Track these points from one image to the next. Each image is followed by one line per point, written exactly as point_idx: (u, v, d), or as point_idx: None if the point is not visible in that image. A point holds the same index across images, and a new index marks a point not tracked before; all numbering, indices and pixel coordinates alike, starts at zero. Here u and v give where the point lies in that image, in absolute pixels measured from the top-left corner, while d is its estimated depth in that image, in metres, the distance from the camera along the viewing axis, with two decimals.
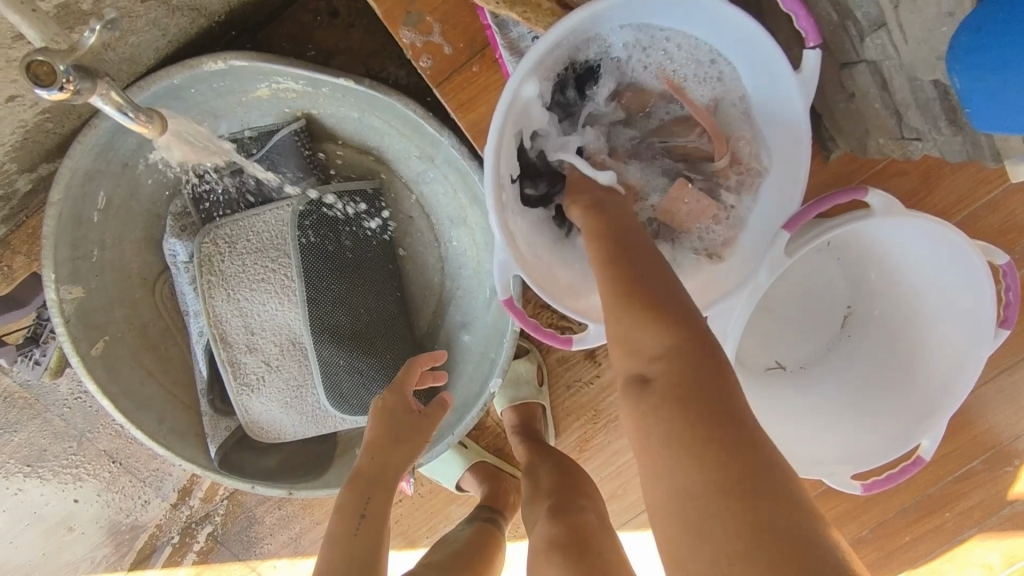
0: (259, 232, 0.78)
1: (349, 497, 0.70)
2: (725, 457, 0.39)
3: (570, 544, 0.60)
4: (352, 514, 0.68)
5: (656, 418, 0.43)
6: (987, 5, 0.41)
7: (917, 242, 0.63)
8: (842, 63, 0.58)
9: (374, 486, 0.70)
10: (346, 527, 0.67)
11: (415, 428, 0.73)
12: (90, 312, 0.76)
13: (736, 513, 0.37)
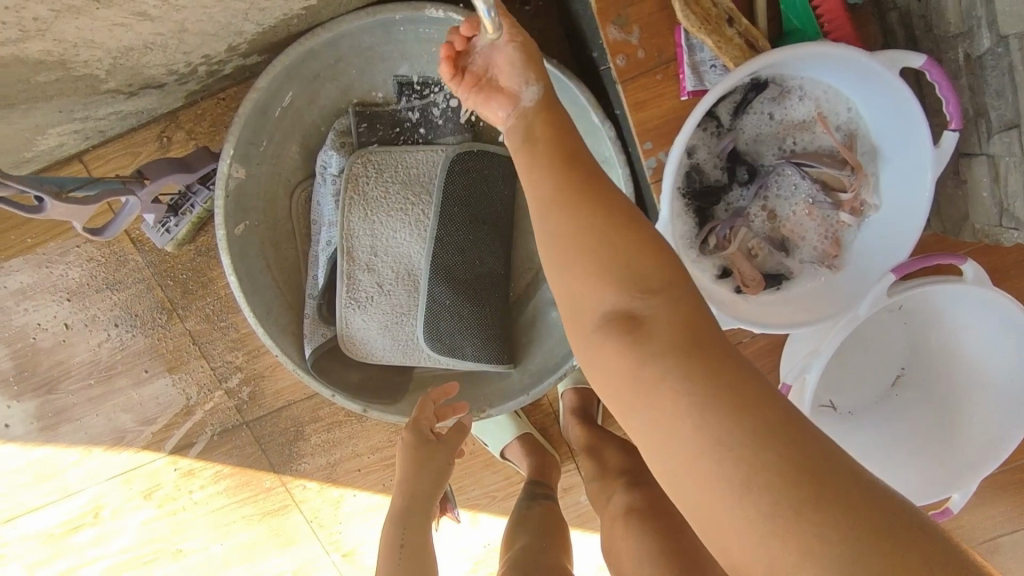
0: (407, 168, 0.87)
1: (388, 532, 0.77)
2: (762, 406, 0.42)
3: (651, 518, 0.68)
4: (392, 548, 0.76)
5: (667, 370, 0.44)
6: None
7: (984, 321, 0.73)
8: (963, 152, 0.69)
9: (410, 528, 0.77)
10: (392, 564, 0.75)
11: (432, 461, 0.79)
12: (243, 196, 0.83)
13: (787, 454, 0.40)
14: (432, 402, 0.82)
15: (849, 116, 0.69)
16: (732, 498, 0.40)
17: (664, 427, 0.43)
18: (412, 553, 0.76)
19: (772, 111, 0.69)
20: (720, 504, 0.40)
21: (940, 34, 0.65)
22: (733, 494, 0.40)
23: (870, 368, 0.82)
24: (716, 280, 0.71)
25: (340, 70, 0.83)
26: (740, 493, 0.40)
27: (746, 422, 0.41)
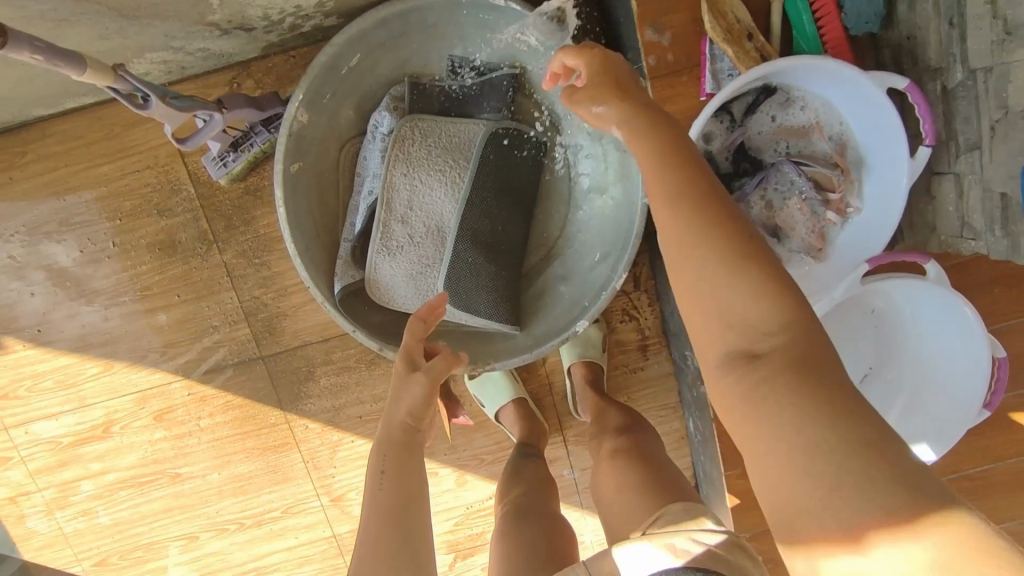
0: (450, 136, 0.97)
1: (373, 465, 0.68)
2: (821, 379, 0.46)
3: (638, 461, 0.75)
4: (378, 477, 0.67)
5: (739, 340, 0.50)
6: None
7: (937, 318, 0.84)
8: (935, 172, 0.81)
9: (393, 455, 0.69)
10: (375, 498, 0.66)
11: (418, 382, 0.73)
12: (302, 140, 0.92)
13: (838, 422, 0.44)
14: (421, 321, 0.75)
15: (841, 129, 0.80)
16: (828, 507, 0.43)
17: (767, 438, 0.47)
18: (394, 476, 0.67)
19: (775, 116, 0.81)
20: (778, 465, 0.46)
21: (923, 68, 0.78)
22: (785, 450, 0.46)
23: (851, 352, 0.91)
24: None
25: (404, 42, 0.94)
26: (793, 452, 0.45)
27: (842, 433, 0.44)
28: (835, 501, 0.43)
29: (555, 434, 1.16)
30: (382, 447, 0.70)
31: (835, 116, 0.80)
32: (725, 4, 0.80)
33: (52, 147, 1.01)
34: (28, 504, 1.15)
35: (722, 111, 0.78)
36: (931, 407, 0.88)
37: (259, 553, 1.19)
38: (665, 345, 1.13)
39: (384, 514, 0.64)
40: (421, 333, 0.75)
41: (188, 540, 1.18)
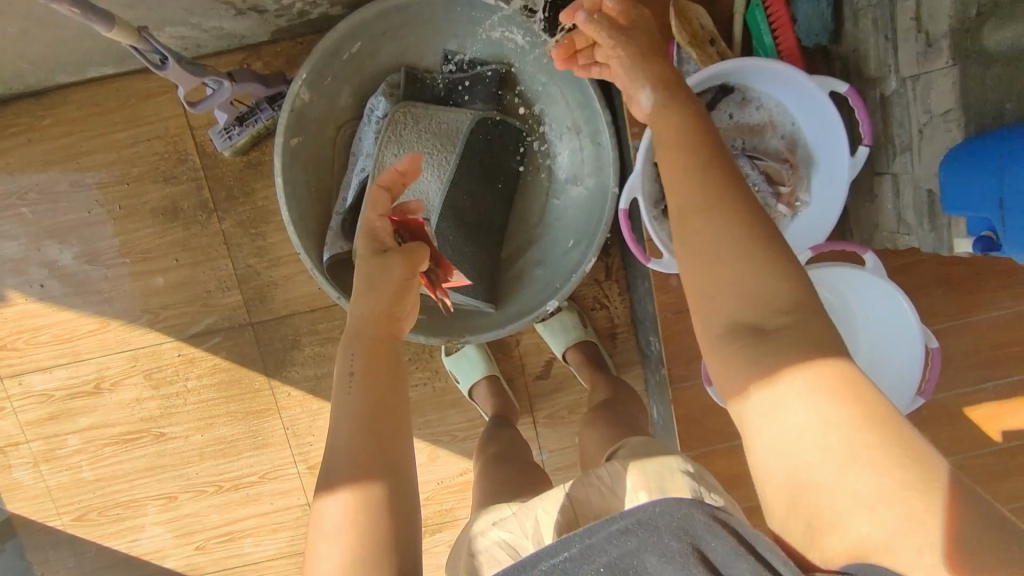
0: (439, 122, 1.05)
1: (345, 364, 0.67)
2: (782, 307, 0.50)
3: None
4: (354, 375, 0.66)
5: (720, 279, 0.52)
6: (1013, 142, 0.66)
7: (879, 310, 0.89)
8: (876, 173, 0.89)
9: (364, 350, 0.68)
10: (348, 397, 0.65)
11: (388, 269, 0.74)
12: (303, 116, 1.00)
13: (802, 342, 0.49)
14: (385, 190, 0.77)
15: (792, 129, 0.89)
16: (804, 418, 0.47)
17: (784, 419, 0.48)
18: (369, 374, 0.66)
19: (732, 114, 0.89)
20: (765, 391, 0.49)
21: (867, 78, 0.87)
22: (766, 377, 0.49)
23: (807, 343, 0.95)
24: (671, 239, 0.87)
25: (401, 35, 1.03)
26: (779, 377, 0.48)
27: (860, 409, 0.46)
28: (829, 443, 0.46)
29: (526, 414, 1.22)
30: (352, 347, 0.68)
31: (786, 117, 0.89)
32: (691, 11, 0.88)
33: (71, 113, 1.09)
34: (16, 455, 1.20)
35: None
36: None
37: (235, 516, 1.23)
38: (633, 334, 1.20)
39: (358, 410, 0.64)
40: (386, 202, 0.77)
41: (166, 500, 1.22)
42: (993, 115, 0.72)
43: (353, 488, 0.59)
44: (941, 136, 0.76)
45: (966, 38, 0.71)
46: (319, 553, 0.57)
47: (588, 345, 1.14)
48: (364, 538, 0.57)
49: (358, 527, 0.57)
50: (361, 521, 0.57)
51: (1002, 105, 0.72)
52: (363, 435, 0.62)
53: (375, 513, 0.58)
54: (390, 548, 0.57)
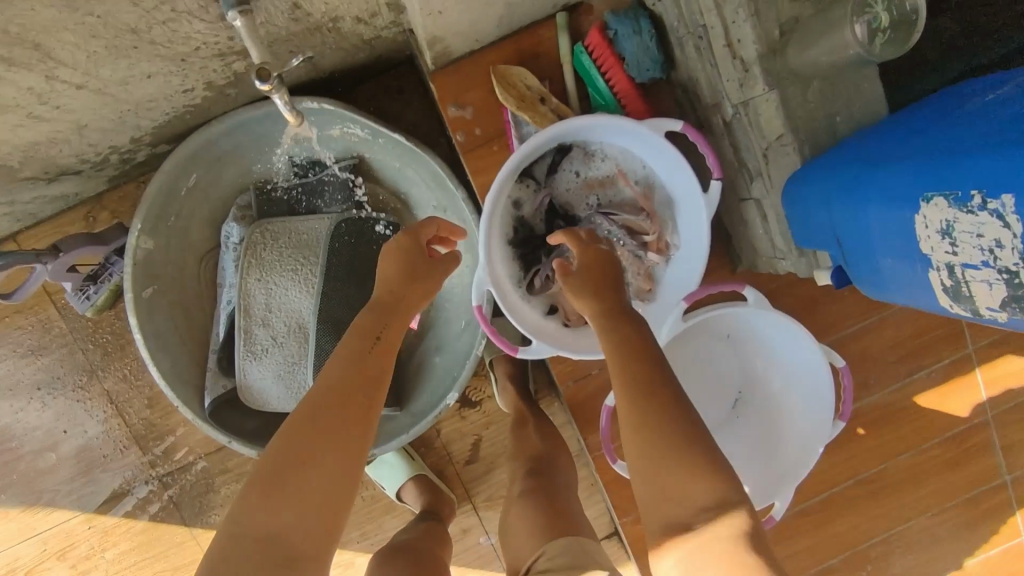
0: (298, 234, 1.00)
1: (355, 341, 0.67)
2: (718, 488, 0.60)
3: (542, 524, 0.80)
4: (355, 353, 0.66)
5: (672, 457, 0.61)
6: (893, 171, 0.53)
7: (774, 338, 0.88)
8: (740, 199, 0.85)
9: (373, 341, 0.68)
10: (340, 372, 0.65)
11: (418, 286, 0.75)
12: (152, 263, 0.95)
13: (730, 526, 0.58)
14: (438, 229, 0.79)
15: (645, 172, 0.84)
16: None
17: None
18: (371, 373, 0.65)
19: (578, 171, 0.84)
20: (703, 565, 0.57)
21: (705, 109, 0.83)
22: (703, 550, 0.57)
23: (715, 380, 0.96)
24: (542, 317, 0.84)
25: (239, 156, 0.98)
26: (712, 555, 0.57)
27: None
28: None
29: (467, 501, 1.16)
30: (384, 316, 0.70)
31: (633, 160, 0.83)
32: (512, 75, 0.83)
33: None
34: None
35: (513, 179, 0.81)
36: (797, 423, 0.90)
37: None
38: (557, 395, 1.15)
39: (336, 396, 0.63)
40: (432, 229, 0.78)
41: None
42: (825, 134, 0.69)
43: (294, 462, 0.59)
44: (781, 162, 0.72)
45: (776, 62, 0.67)
46: (246, 493, 0.58)
47: (513, 377, 1.08)
48: (287, 521, 0.57)
49: (289, 501, 0.57)
50: (291, 502, 0.57)
51: (832, 118, 0.68)
52: (328, 430, 0.61)
53: (309, 502, 0.58)
54: (302, 541, 0.57)
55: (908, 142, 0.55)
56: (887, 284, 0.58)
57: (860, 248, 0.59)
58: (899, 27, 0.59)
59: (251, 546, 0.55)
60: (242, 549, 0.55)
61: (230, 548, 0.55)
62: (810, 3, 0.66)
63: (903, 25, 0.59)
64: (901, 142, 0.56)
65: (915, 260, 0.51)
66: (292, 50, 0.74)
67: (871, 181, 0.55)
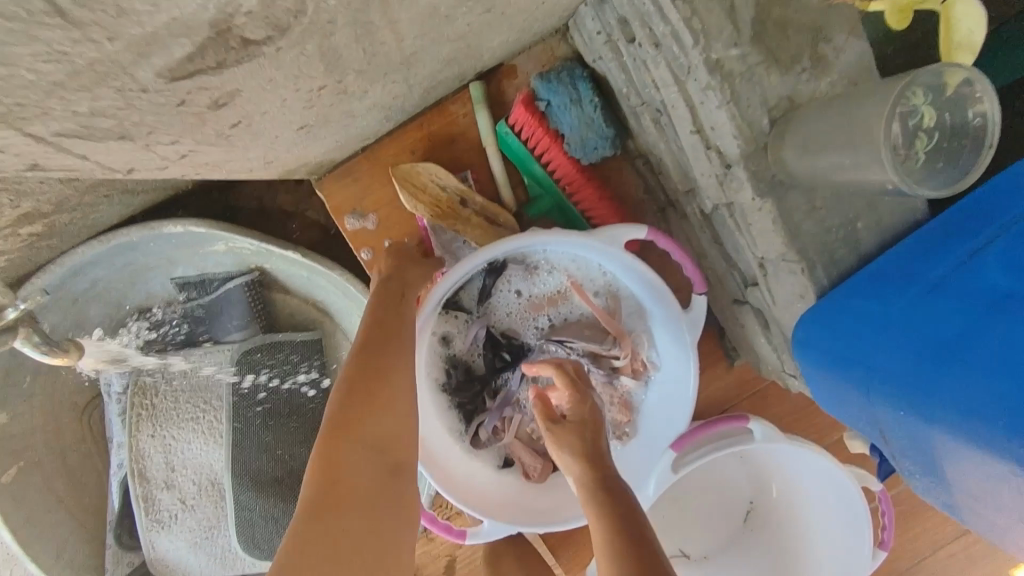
0: (195, 373, 0.82)
1: (401, 269, 0.61)
2: None
3: None
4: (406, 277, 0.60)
5: None
6: (976, 388, 0.36)
7: (792, 455, 0.68)
8: (733, 299, 0.65)
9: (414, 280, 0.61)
10: (397, 290, 0.58)
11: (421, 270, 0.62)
12: (9, 438, 0.76)
13: None
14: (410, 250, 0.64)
15: (606, 280, 0.65)
16: None
17: None
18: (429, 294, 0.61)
19: (519, 288, 0.66)
20: None
21: (677, 191, 0.63)
22: None
23: (717, 492, 0.76)
24: (496, 477, 0.66)
25: (103, 291, 0.78)
26: None
27: None
28: None
29: None
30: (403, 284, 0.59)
31: (586, 266, 0.64)
32: (417, 176, 0.63)
33: None
34: None
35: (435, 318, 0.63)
36: (826, 550, 0.71)
37: None
38: None
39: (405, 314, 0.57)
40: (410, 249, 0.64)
41: None
42: (846, 247, 0.49)
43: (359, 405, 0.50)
44: (786, 281, 0.52)
45: (766, 160, 0.47)
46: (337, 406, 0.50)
47: None
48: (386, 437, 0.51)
49: (387, 414, 0.51)
50: (389, 414, 0.52)
51: (852, 225, 0.49)
52: (406, 338, 0.56)
53: (406, 414, 0.53)
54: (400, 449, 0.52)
55: (985, 328, 0.37)
56: (968, 517, 0.40)
57: (920, 464, 0.41)
58: (954, 144, 0.38)
59: (356, 452, 0.49)
60: (348, 459, 0.48)
61: (337, 459, 0.48)
62: (808, 73, 0.46)
63: (961, 142, 0.38)
64: (968, 327, 0.38)
65: None
66: (104, 195, 0.56)
67: (927, 387, 0.38)
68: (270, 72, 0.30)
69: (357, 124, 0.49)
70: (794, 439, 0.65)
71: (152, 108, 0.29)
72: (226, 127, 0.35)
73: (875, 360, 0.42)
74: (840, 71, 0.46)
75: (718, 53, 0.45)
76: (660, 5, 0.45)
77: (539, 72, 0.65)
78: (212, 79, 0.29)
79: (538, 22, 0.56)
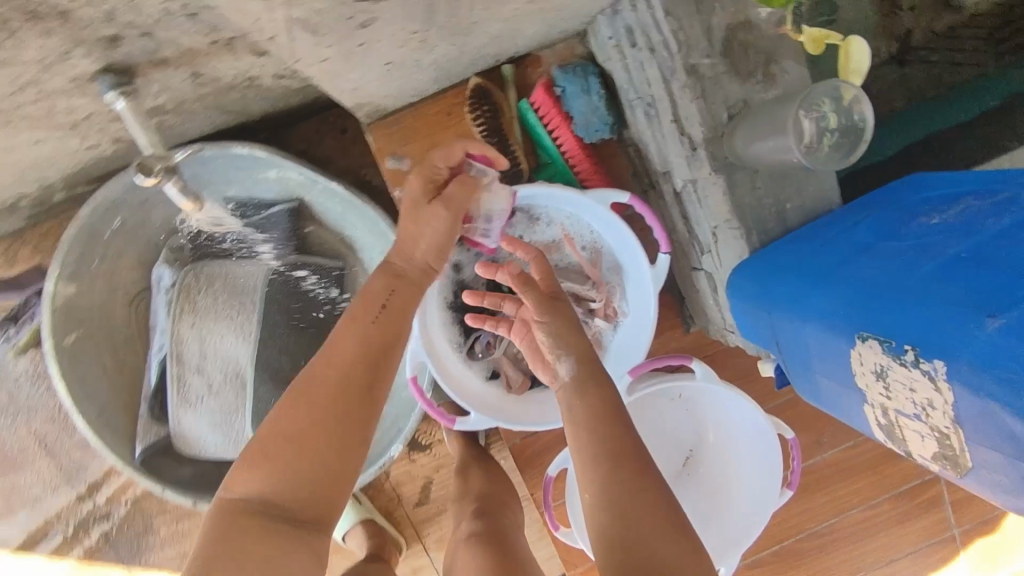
0: (234, 279, 0.95)
1: (378, 284, 0.63)
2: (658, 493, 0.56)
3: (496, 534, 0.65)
4: (374, 299, 0.62)
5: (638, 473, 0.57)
6: (834, 299, 0.49)
7: (727, 406, 0.84)
8: (692, 267, 0.81)
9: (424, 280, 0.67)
10: (363, 315, 0.61)
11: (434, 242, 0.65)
12: (75, 308, 0.89)
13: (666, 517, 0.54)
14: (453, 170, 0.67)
15: (592, 237, 0.80)
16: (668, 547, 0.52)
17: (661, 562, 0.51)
18: (395, 315, 0.62)
19: (521, 234, 0.81)
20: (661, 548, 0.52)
21: (656, 172, 0.79)
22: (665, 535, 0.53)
23: (662, 440, 0.88)
24: (484, 384, 0.81)
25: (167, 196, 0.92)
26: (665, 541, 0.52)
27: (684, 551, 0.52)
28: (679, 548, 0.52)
29: (415, 544, 1.14)
30: (378, 300, 0.62)
31: (573, 221, 0.80)
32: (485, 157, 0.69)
33: None
34: None
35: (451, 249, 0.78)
36: (745, 490, 0.86)
37: None
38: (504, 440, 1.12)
39: (359, 342, 0.59)
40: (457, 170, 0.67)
41: None
42: (775, 222, 0.65)
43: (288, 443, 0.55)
44: (730, 244, 0.67)
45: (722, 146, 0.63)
46: (250, 467, 0.55)
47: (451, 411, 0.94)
48: (292, 484, 0.54)
49: (297, 458, 0.54)
50: (297, 470, 0.54)
51: (782, 204, 0.64)
52: (362, 369, 0.58)
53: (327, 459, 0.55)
54: (310, 504, 0.54)
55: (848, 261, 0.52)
56: (825, 403, 0.53)
57: (797, 361, 0.54)
58: (845, 139, 0.54)
59: (264, 497, 0.53)
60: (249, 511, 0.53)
61: (235, 524, 0.52)
62: (760, 85, 0.62)
63: (850, 137, 0.54)
64: (841, 258, 0.52)
65: (851, 391, 0.47)
66: (206, 107, 0.70)
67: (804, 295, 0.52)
68: (390, 13, 0.45)
69: (417, 77, 0.65)
70: (729, 385, 0.80)
71: (327, 21, 0.43)
72: (339, 54, 0.50)
73: (777, 285, 0.55)
74: (783, 87, 0.62)
75: (693, 61, 0.61)
76: (656, 19, 0.61)
77: (559, 64, 0.81)
78: (365, 8, 0.43)
79: (564, 23, 0.72)
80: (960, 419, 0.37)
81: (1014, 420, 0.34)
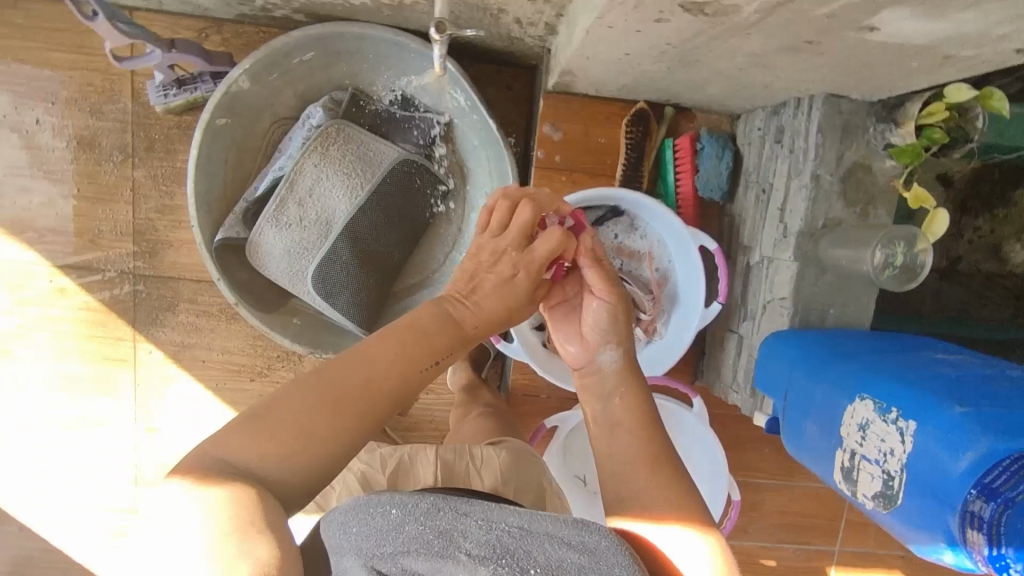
0: (367, 149, 1.08)
1: (445, 341, 0.60)
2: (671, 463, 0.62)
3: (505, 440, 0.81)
4: (434, 349, 0.59)
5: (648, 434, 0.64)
6: (848, 369, 0.64)
7: (700, 452, 0.98)
8: (728, 328, 0.96)
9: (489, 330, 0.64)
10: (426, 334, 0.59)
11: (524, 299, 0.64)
12: (238, 101, 1.03)
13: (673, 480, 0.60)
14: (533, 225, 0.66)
15: (668, 265, 0.96)
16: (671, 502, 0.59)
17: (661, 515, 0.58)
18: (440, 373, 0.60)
19: (617, 235, 0.96)
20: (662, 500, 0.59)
21: (739, 244, 0.95)
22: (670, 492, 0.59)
23: None
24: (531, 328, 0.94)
25: (354, 58, 1.07)
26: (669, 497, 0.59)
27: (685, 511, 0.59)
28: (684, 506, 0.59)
29: None
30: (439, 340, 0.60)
31: (660, 245, 0.95)
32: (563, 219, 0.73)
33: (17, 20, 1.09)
34: None
35: None
36: None
37: (49, 456, 1.20)
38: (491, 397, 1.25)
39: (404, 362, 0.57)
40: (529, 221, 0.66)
41: None
42: (818, 317, 0.80)
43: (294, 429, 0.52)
44: (775, 317, 0.83)
45: (809, 243, 0.79)
46: (243, 431, 0.52)
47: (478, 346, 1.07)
48: (280, 459, 0.52)
49: (292, 435, 0.52)
50: (292, 448, 0.52)
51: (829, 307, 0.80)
52: (389, 397, 0.56)
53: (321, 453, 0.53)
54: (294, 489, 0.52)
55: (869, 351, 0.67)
56: (804, 446, 0.69)
57: (797, 406, 0.70)
58: (902, 275, 0.72)
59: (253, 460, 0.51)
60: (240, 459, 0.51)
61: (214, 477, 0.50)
62: (856, 215, 0.79)
63: (910, 274, 0.72)
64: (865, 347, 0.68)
65: (832, 435, 0.63)
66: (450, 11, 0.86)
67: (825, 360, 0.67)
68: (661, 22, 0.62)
69: (618, 75, 0.81)
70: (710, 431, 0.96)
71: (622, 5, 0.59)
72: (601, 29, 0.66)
73: (811, 345, 0.70)
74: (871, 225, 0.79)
75: (822, 171, 0.78)
76: (808, 130, 0.79)
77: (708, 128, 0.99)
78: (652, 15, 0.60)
79: (733, 100, 0.90)
80: (908, 465, 0.55)
81: (942, 457, 0.51)
